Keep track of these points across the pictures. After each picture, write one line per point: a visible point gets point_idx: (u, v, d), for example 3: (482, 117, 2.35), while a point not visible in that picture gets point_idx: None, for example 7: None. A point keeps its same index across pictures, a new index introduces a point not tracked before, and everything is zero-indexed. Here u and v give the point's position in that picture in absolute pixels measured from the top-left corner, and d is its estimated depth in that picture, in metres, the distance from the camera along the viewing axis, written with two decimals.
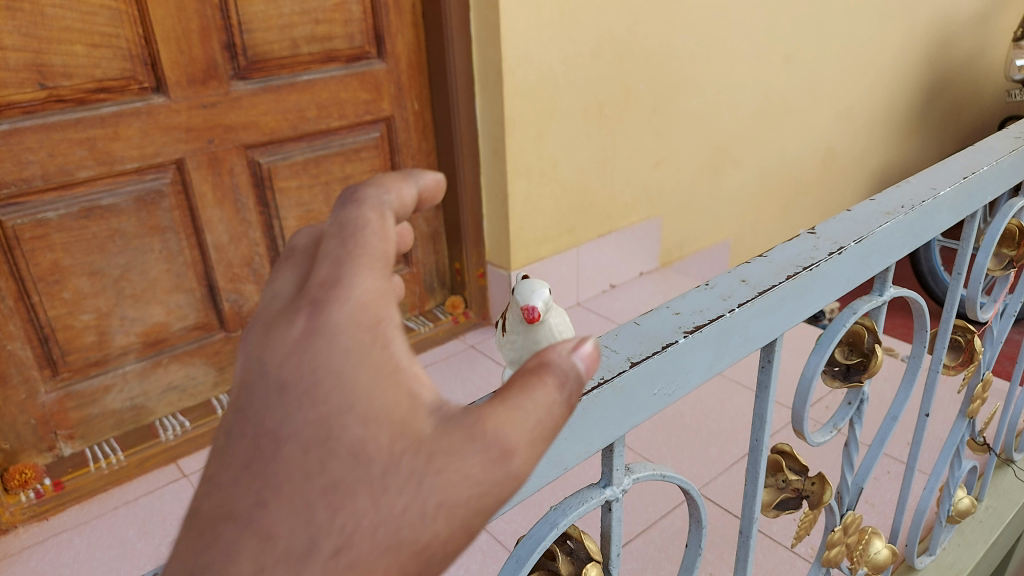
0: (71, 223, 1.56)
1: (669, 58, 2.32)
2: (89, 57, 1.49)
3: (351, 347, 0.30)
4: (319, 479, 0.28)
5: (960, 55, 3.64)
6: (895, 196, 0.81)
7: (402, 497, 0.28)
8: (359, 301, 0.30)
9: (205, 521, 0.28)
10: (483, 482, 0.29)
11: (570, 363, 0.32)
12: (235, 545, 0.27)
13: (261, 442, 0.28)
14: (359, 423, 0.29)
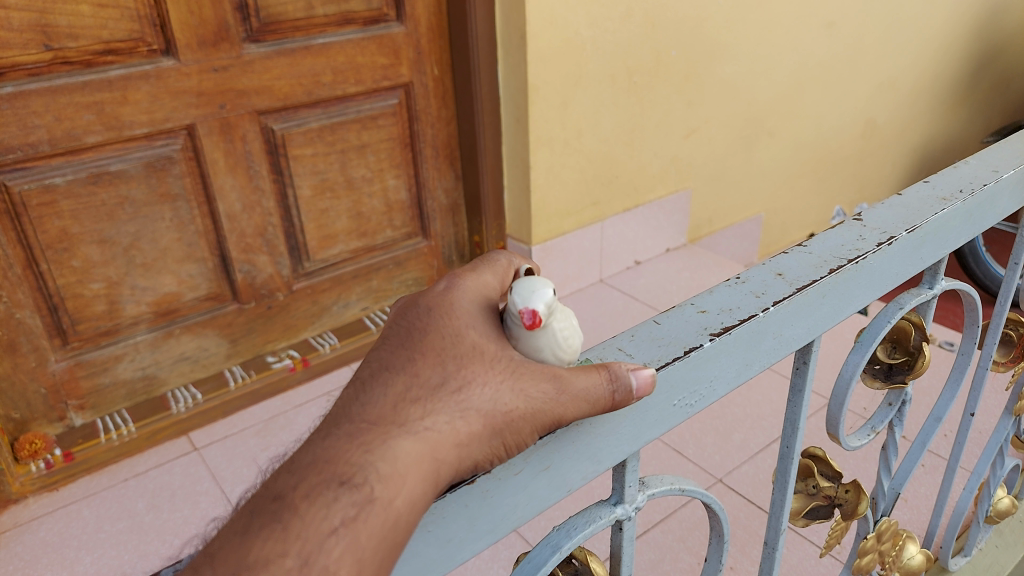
0: (78, 189, 1.53)
1: (703, 23, 2.20)
2: (94, 17, 1.44)
3: (475, 300, 0.46)
4: (449, 352, 0.42)
5: (1012, 23, 3.45)
6: (951, 179, 0.73)
7: (499, 374, 0.42)
8: (485, 279, 0.49)
9: (368, 372, 0.42)
10: (547, 393, 0.42)
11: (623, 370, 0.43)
12: (391, 376, 0.41)
13: (412, 330, 0.44)
14: (474, 331, 0.44)
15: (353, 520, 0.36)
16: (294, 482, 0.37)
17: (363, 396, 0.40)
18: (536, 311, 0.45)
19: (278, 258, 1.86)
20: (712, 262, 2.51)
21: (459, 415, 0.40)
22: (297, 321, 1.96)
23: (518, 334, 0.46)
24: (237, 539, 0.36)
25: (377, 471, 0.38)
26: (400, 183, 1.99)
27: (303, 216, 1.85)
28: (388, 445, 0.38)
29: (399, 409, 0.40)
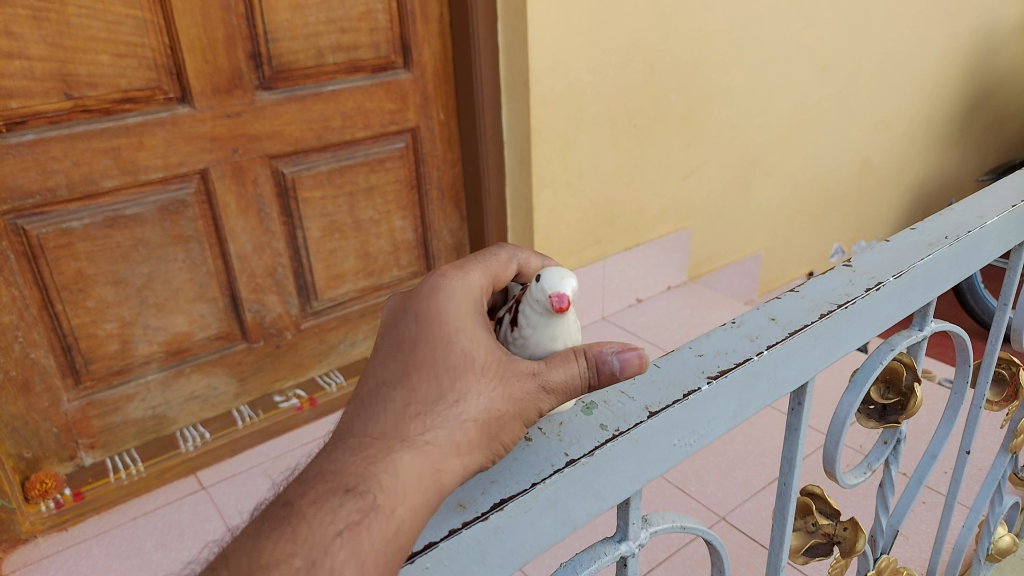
0: (95, 232, 1.57)
1: (700, 68, 2.27)
2: (113, 66, 1.50)
3: (462, 301, 0.57)
4: (442, 364, 0.53)
5: (1004, 64, 3.53)
6: (938, 225, 0.77)
7: (487, 379, 0.53)
8: (466, 282, 0.60)
9: (373, 389, 0.53)
10: (525, 390, 0.54)
11: (608, 358, 0.56)
12: (392, 391, 0.52)
13: (406, 340, 0.55)
14: (463, 338, 0.54)
15: (355, 525, 0.45)
16: (303, 491, 0.46)
17: (370, 410, 0.51)
18: (564, 295, 0.70)
19: (287, 297, 1.89)
20: (713, 300, 2.54)
21: (458, 428, 0.51)
22: (305, 360, 1.99)
23: (544, 313, 0.70)
24: (251, 540, 0.44)
25: (380, 480, 0.47)
26: (406, 224, 2.04)
27: (312, 256, 1.89)
28: (390, 458, 0.49)
29: (401, 425, 0.51)
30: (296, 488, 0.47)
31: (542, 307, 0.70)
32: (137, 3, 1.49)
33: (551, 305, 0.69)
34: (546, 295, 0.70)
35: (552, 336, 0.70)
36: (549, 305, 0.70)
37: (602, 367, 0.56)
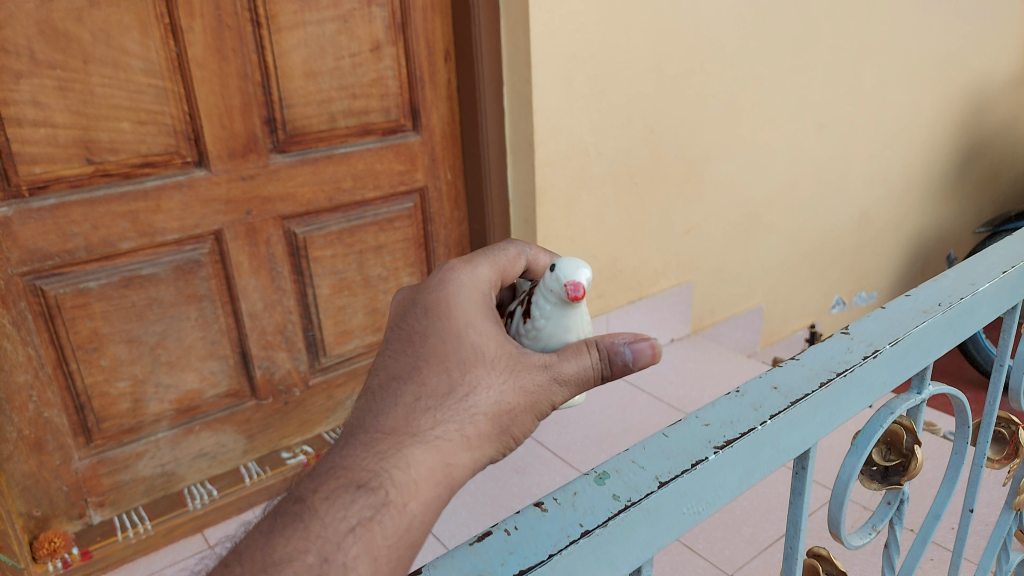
0: (111, 292, 1.61)
1: (699, 128, 2.34)
2: (134, 132, 1.56)
3: (470, 298, 0.77)
4: (451, 360, 0.71)
5: (996, 119, 3.62)
6: (932, 292, 0.80)
7: (495, 374, 0.72)
8: (468, 288, 0.79)
9: (387, 382, 0.69)
10: (537, 383, 0.75)
11: (623, 349, 0.78)
12: (404, 385, 0.68)
13: (416, 340, 0.72)
14: (470, 338, 0.73)
15: (368, 517, 0.58)
16: (316, 487, 0.59)
17: (383, 401, 0.66)
18: (579, 288, 0.96)
19: (296, 354, 1.92)
20: (716, 352, 2.56)
21: (468, 420, 0.68)
22: (313, 416, 2.01)
23: (561, 303, 0.97)
24: (266, 532, 0.57)
25: (390, 475, 0.60)
26: (414, 280, 2.08)
27: (321, 313, 1.93)
28: (402, 452, 0.63)
29: (413, 420, 0.65)
30: (313, 485, 0.59)
31: (562, 298, 0.97)
32: (159, 73, 1.55)
33: (568, 295, 0.96)
34: (565, 288, 0.96)
35: (565, 321, 0.97)
36: (567, 296, 0.96)
37: (615, 357, 0.78)
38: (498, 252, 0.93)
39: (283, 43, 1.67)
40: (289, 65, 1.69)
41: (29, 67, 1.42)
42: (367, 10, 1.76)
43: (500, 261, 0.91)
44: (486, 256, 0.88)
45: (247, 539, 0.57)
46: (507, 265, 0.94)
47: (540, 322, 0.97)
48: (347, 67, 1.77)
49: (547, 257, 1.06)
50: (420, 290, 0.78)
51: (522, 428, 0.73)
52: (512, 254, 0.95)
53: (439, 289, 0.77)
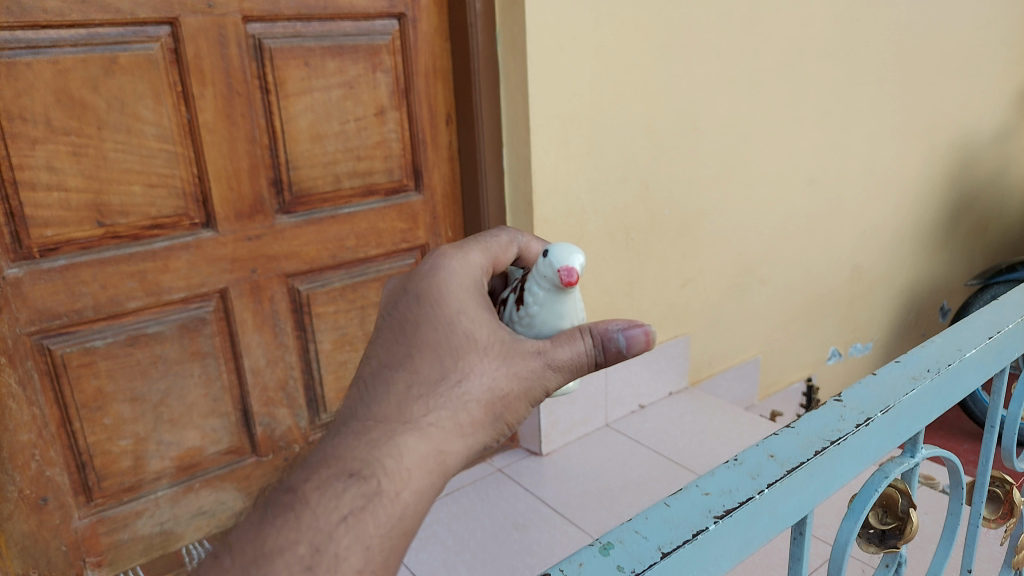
0: (116, 350, 1.63)
1: (693, 186, 2.39)
2: (145, 195, 1.60)
3: (461, 285, 0.86)
4: (441, 349, 0.80)
5: (983, 172, 3.70)
6: (920, 359, 0.84)
7: (485, 362, 0.82)
8: (456, 277, 0.88)
9: (380, 371, 0.78)
10: (531, 370, 0.85)
11: (615, 336, 0.89)
12: (396, 375, 0.77)
13: (406, 329, 0.81)
14: (461, 329, 0.82)
15: (361, 504, 0.65)
16: (308, 476, 0.66)
17: (376, 390, 0.75)
18: (572, 274, 1.01)
19: (297, 410, 1.94)
20: (714, 405, 2.57)
21: (460, 407, 0.77)
22: None
23: (554, 289, 1.02)
24: (259, 522, 0.64)
25: (381, 464, 0.68)
26: None
27: (322, 368, 1.95)
28: (394, 440, 0.71)
29: (405, 408, 0.74)
30: (307, 477, 0.66)
31: (554, 284, 1.01)
32: (170, 138, 1.61)
33: (561, 281, 1.01)
34: (558, 274, 1.01)
35: (558, 307, 1.03)
36: (559, 282, 1.01)
37: (608, 343, 0.89)
38: (490, 240, 1.03)
39: (290, 108, 1.73)
40: (296, 129, 1.75)
41: (45, 134, 1.47)
42: (372, 76, 1.82)
43: (491, 247, 1.02)
44: (479, 243, 0.99)
45: (240, 530, 0.64)
46: (498, 252, 1.04)
47: (532, 308, 1.03)
48: (352, 130, 1.83)
49: (540, 242, 1.14)
50: (411, 279, 0.87)
51: (514, 411, 0.84)
52: (503, 242, 1.06)
53: (427, 279, 0.86)
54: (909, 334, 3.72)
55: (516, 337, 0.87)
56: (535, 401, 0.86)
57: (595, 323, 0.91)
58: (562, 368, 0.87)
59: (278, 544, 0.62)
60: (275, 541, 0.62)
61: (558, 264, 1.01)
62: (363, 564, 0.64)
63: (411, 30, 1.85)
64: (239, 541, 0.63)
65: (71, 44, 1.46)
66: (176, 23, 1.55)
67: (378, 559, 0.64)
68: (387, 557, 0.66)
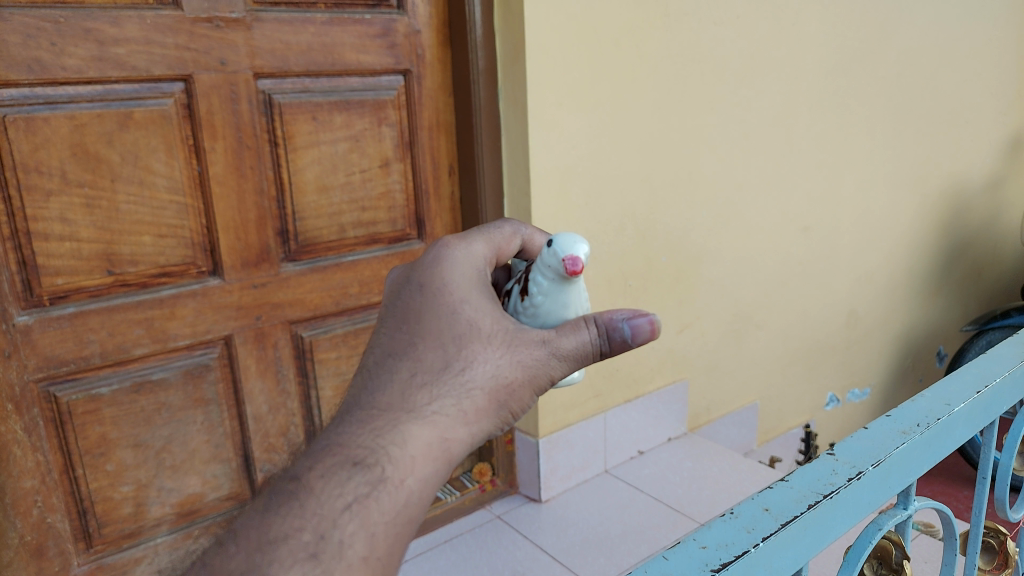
0: (121, 397, 1.65)
1: (689, 234, 2.44)
2: (154, 245, 1.64)
3: (463, 279, 0.93)
4: (445, 340, 0.85)
5: (975, 219, 3.76)
6: (910, 413, 0.87)
7: (489, 352, 0.87)
8: (457, 271, 0.94)
9: (385, 361, 0.84)
10: (536, 358, 0.90)
11: (620, 327, 0.92)
12: (400, 364, 0.82)
13: (410, 321, 0.87)
14: (464, 321, 0.88)
15: (365, 493, 0.71)
16: (312, 466, 0.73)
17: (382, 378, 0.81)
18: (577, 264, 1.08)
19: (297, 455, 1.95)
20: (713, 451, 2.57)
21: (465, 395, 0.82)
22: None
23: (559, 278, 1.09)
24: (263, 511, 0.70)
25: (386, 454, 0.74)
26: None
27: (323, 414, 1.97)
28: (399, 428, 0.76)
29: (410, 397, 0.79)
30: (313, 466, 0.72)
31: (560, 273, 1.09)
32: (181, 190, 1.65)
33: (567, 271, 1.08)
34: (564, 264, 1.08)
35: (563, 296, 1.10)
36: (565, 271, 1.09)
37: (614, 334, 0.93)
38: (492, 233, 1.11)
39: (298, 160, 1.78)
40: (303, 180, 1.80)
41: (59, 186, 1.51)
42: (377, 129, 1.88)
43: (495, 238, 1.11)
44: (483, 234, 1.07)
45: (247, 519, 0.70)
46: (502, 243, 1.13)
47: (538, 297, 1.10)
48: (357, 181, 1.88)
49: (540, 240, 1.24)
50: (415, 276, 0.93)
51: (521, 402, 0.88)
52: (507, 233, 1.15)
53: (430, 275, 0.93)
54: (906, 379, 3.74)
55: (521, 328, 0.92)
56: (540, 388, 0.90)
57: (600, 313, 0.95)
58: (566, 357, 0.91)
59: (284, 530, 0.68)
60: (279, 528, 0.68)
61: (564, 253, 1.09)
62: (369, 546, 0.69)
63: (416, 85, 1.92)
64: (246, 528, 0.69)
65: (88, 99, 1.51)
66: (190, 80, 1.61)
67: (381, 543, 0.70)
68: (391, 543, 0.71)
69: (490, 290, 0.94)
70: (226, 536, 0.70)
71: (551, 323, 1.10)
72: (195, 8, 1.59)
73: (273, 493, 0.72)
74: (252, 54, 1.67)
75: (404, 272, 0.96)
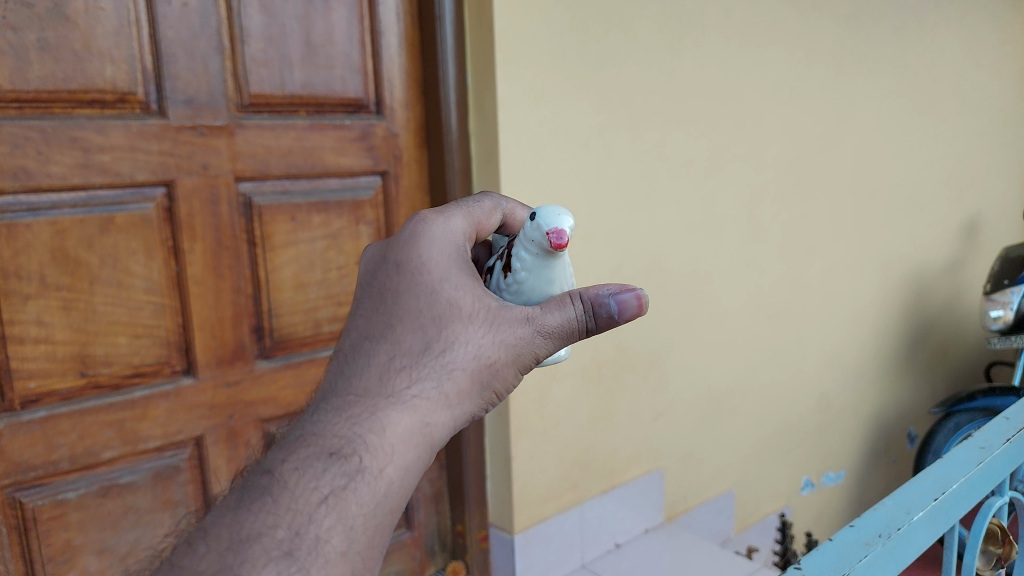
0: (88, 501, 1.63)
1: (660, 324, 2.50)
2: (129, 345, 1.64)
3: (437, 259, 1.07)
4: (421, 325, 1.01)
5: (937, 302, 3.88)
6: (873, 524, 0.91)
7: (470, 336, 1.02)
8: (432, 249, 1.07)
9: (363, 345, 0.99)
10: (520, 337, 1.04)
11: (603, 301, 1.05)
12: (379, 351, 0.99)
13: (385, 308, 1.03)
14: (439, 307, 1.02)
15: (342, 487, 0.84)
16: (284, 459, 0.86)
17: (361, 363, 0.97)
18: (562, 240, 1.17)
19: None
20: (691, 543, 2.55)
21: (446, 377, 0.99)
22: None
23: (544, 251, 1.20)
24: (236, 507, 0.82)
25: (363, 446, 0.88)
26: None
27: None
28: (379, 415, 0.92)
29: (388, 381, 0.95)
30: (289, 461, 0.85)
31: (546, 248, 1.19)
32: (158, 290, 1.67)
33: (552, 247, 1.18)
34: (549, 240, 1.18)
35: (547, 271, 1.21)
36: (550, 247, 1.18)
37: (600, 310, 1.05)
38: (475, 207, 1.24)
39: (276, 259, 1.82)
40: (280, 278, 1.83)
41: (38, 289, 1.53)
42: (354, 227, 1.93)
43: (476, 213, 1.23)
44: (462, 209, 1.19)
45: (216, 520, 0.82)
46: (484, 219, 1.26)
47: (522, 273, 1.21)
48: (334, 277, 1.91)
49: (520, 212, 1.36)
50: (391, 261, 1.08)
51: (505, 380, 1.04)
52: (488, 209, 1.28)
53: (401, 261, 1.07)
54: (879, 462, 3.77)
55: (506, 306, 1.06)
56: (523, 365, 1.05)
57: (587, 290, 1.08)
58: (551, 333, 1.05)
59: (256, 529, 0.79)
60: (251, 526, 0.79)
61: (548, 227, 1.18)
62: (346, 542, 0.82)
63: (393, 185, 1.98)
64: (216, 526, 0.80)
65: (70, 204, 1.55)
66: (172, 184, 1.66)
67: (359, 535, 0.83)
68: (370, 533, 0.84)
69: (470, 267, 1.08)
70: (203, 527, 0.81)
71: (533, 297, 1.21)
72: (180, 116, 1.65)
73: (244, 490, 0.84)
74: (233, 158, 1.72)
75: (382, 250, 1.11)
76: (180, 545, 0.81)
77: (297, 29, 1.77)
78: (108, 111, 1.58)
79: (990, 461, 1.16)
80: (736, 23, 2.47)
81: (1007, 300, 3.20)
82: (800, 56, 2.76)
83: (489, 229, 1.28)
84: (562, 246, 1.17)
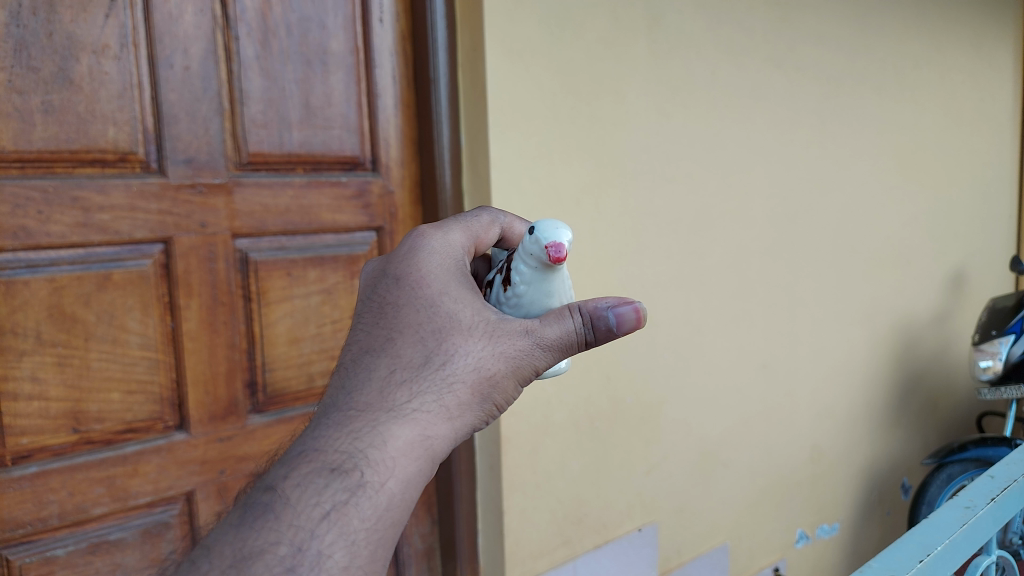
0: (76, 558, 1.62)
1: (652, 377, 2.52)
2: (122, 401, 1.65)
3: (436, 273, 1.11)
4: (422, 338, 1.04)
5: (926, 353, 3.92)
6: None
7: (471, 349, 1.05)
8: (432, 264, 1.12)
9: (363, 359, 1.03)
10: (520, 349, 1.07)
11: (602, 316, 1.08)
12: (380, 365, 1.01)
13: (386, 320, 1.06)
14: (440, 319, 1.05)
15: (344, 501, 0.88)
16: (286, 474, 0.90)
17: (361, 376, 1.00)
18: (560, 253, 1.19)
19: None
20: None
21: (448, 391, 1.01)
22: None
23: (543, 263, 1.22)
24: (238, 523, 0.86)
25: (365, 462, 0.91)
26: None
27: None
28: (380, 429, 0.95)
29: (388, 395, 0.98)
30: (292, 476, 0.89)
31: (544, 261, 1.21)
32: (153, 346, 1.68)
33: (549, 260, 1.20)
34: (546, 254, 1.20)
35: (546, 283, 1.25)
36: (547, 260, 1.21)
37: (598, 323, 1.09)
38: (474, 221, 1.30)
39: (270, 314, 1.84)
40: (274, 333, 1.85)
41: (33, 346, 1.54)
42: (350, 282, 1.96)
43: (474, 228, 1.27)
44: (460, 224, 1.24)
45: (221, 537, 0.86)
46: (482, 233, 1.31)
47: (521, 286, 1.24)
48: (327, 332, 1.93)
49: (518, 229, 1.41)
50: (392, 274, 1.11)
51: (505, 393, 1.07)
52: (487, 223, 1.33)
53: (401, 275, 1.11)
54: (874, 514, 3.76)
55: (506, 320, 1.09)
56: (523, 377, 1.08)
57: (585, 303, 1.11)
58: (550, 345, 1.09)
59: (260, 545, 0.83)
60: (255, 543, 0.83)
61: (546, 241, 1.20)
62: (349, 556, 0.85)
63: (387, 241, 2.02)
64: (219, 544, 0.84)
65: (69, 262, 1.57)
66: (170, 242, 1.69)
67: (361, 550, 0.87)
68: (372, 548, 0.88)
69: (469, 281, 1.12)
70: (210, 543, 0.86)
71: (533, 310, 1.25)
72: (180, 175, 1.69)
73: (248, 507, 0.88)
74: (231, 217, 1.76)
75: (382, 265, 1.16)
76: (187, 561, 0.85)
77: (297, 92, 1.83)
78: (109, 170, 1.61)
79: (976, 518, 1.17)
80: (722, 84, 2.55)
81: (995, 350, 3.22)
82: (785, 114, 2.84)
83: (487, 241, 1.33)
84: (560, 260, 1.19)
